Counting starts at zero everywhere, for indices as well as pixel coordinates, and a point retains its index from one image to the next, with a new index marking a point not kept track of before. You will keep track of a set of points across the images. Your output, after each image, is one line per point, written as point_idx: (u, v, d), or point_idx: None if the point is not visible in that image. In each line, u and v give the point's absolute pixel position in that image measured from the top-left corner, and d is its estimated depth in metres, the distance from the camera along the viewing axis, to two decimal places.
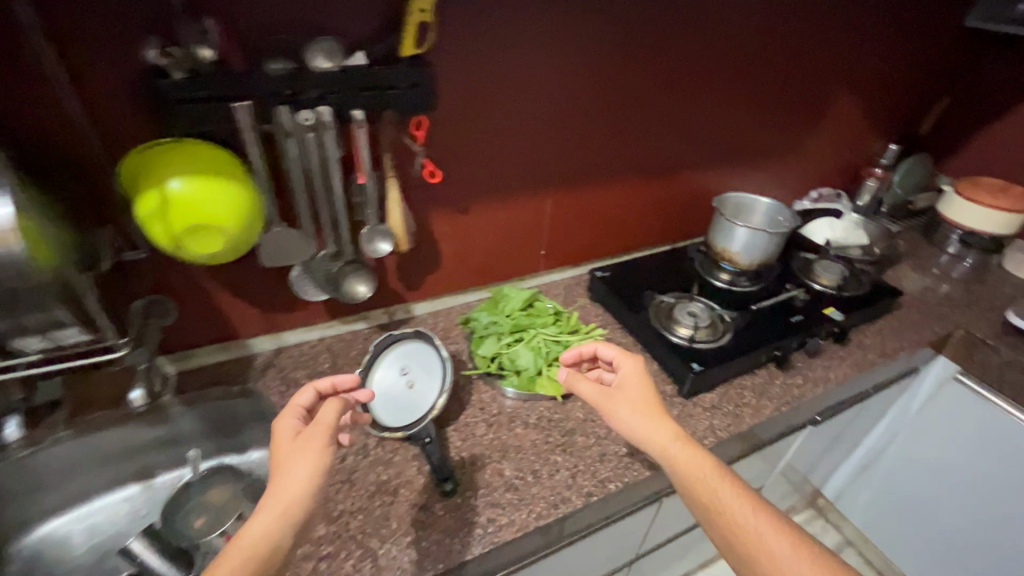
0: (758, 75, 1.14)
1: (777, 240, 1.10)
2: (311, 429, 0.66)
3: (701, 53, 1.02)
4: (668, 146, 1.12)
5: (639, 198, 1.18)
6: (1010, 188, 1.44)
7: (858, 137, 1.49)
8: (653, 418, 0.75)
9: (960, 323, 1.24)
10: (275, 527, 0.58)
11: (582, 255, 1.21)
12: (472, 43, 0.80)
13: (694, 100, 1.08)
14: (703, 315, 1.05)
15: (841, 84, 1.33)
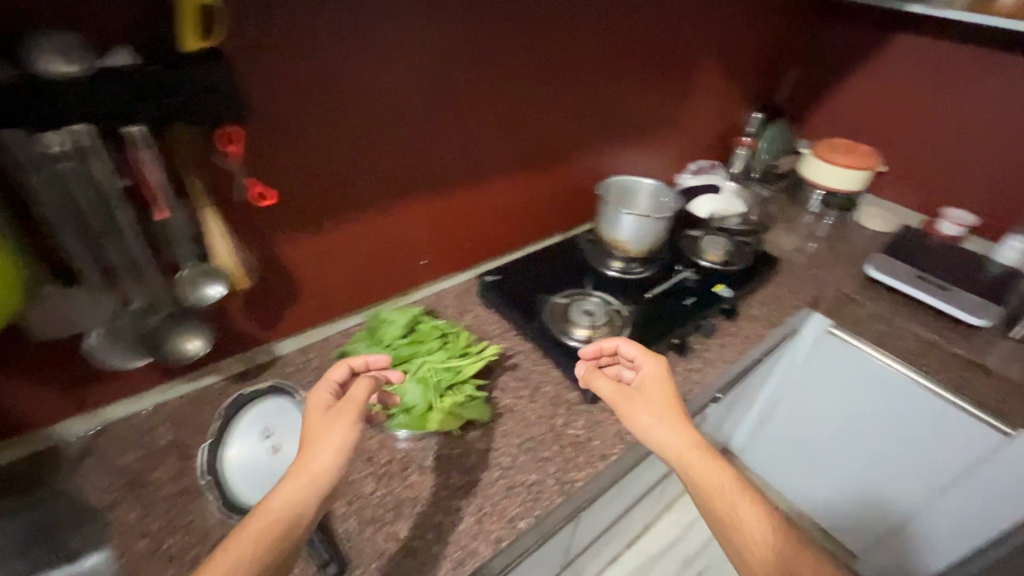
0: (623, 51, 1.10)
1: (663, 225, 1.07)
2: (343, 405, 0.64)
3: (562, 31, 0.96)
4: (544, 132, 1.06)
5: (523, 190, 1.10)
6: (857, 148, 1.56)
7: (726, 109, 1.54)
8: (672, 425, 0.75)
9: (829, 281, 1.33)
10: (299, 499, 0.56)
11: (472, 259, 1.12)
12: (293, 28, 0.66)
13: (563, 82, 1.02)
14: (599, 313, 1.01)
15: (704, 56, 1.34)
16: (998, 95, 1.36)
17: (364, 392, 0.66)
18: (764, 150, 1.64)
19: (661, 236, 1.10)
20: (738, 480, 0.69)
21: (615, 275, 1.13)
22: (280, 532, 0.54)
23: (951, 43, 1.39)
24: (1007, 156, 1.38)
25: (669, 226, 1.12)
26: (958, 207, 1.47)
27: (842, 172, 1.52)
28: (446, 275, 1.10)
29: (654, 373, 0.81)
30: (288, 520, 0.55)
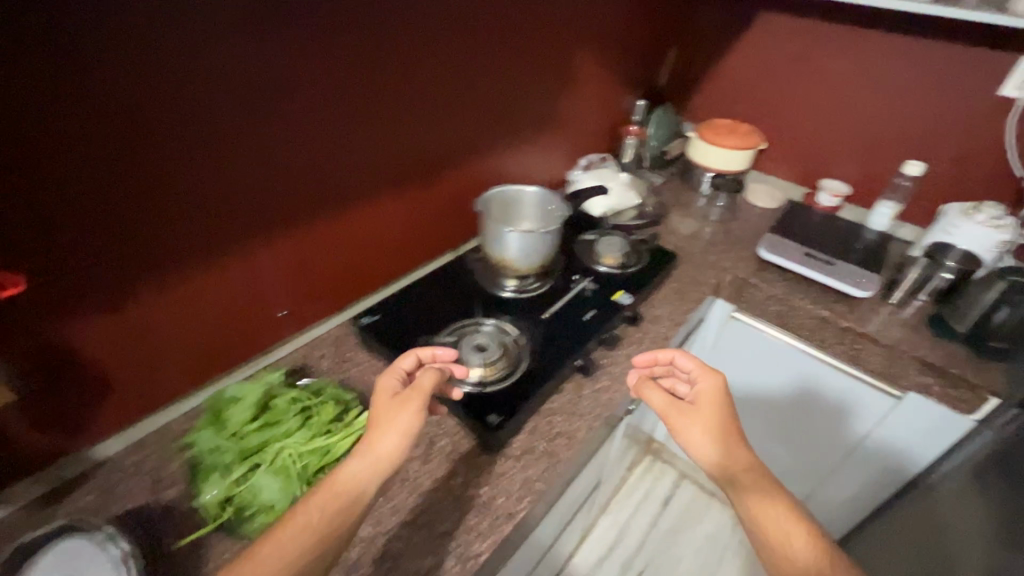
0: (483, 57, 1.01)
1: (550, 238, 0.99)
2: (409, 393, 0.71)
3: (410, 34, 0.85)
4: (408, 149, 0.95)
5: (395, 214, 1.00)
6: (738, 128, 1.58)
7: (611, 98, 1.49)
8: (718, 443, 0.81)
9: (727, 266, 1.32)
10: (362, 478, 0.63)
11: (346, 296, 1.00)
12: (19, 57, 0.51)
13: (421, 91, 0.92)
14: (493, 345, 0.90)
15: (577, 48, 1.27)
16: (855, 68, 1.41)
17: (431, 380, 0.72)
18: (653, 137, 1.61)
19: (551, 248, 1.02)
20: (782, 510, 0.74)
21: (509, 295, 1.04)
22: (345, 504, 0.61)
23: (810, 19, 1.43)
24: (869, 126, 1.45)
25: (558, 236, 1.04)
26: (833, 178, 1.53)
27: (727, 153, 1.53)
28: (315, 320, 0.98)
29: (707, 390, 0.87)
30: (354, 495, 0.62)
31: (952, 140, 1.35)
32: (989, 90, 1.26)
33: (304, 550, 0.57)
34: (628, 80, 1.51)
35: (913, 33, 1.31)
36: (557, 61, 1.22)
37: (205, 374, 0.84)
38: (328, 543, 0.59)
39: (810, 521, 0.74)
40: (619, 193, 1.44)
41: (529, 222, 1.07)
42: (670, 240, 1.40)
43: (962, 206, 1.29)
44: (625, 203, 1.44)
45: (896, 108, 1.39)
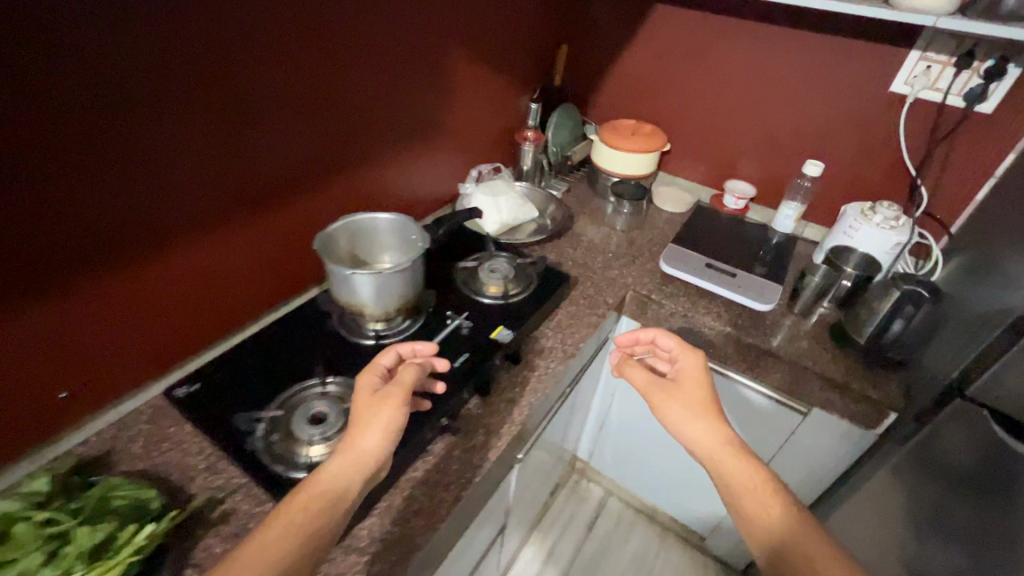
0: (327, 74, 0.89)
1: (408, 275, 0.86)
2: (387, 389, 0.72)
3: (227, 48, 0.73)
4: (248, 176, 0.84)
5: (244, 248, 0.89)
6: (640, 129, 1.48)
7: (502, 101, 1.36)
8: (700, 415, 0.87)
9: (628, 282, 1.24)
10: (345, 476, 0.65)
11: (181, 351, 0.87)
12: None
13: (255, 112, 0.80)
14: (331, 415, 0.75)
15: (449, 52, 1.14)
16: (751, 64, 1.34)
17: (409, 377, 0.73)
18: (553, 140, 1.49)
19: (414, 282, 0.89)
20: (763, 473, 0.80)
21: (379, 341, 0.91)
22: (329, 502, 0.63)
23: (704, 12, 1.35)
24: (768, 125, 1.39)
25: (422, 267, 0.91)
26: (738, 179, 1.47)
27: (629, 157, 1.44)
28: (130, 390, 0.82)
29: (689, 367, 0.94)
30: (336, 493, 0.64)
31: (848, 139, 1.31)
32: (880, 87, 1.22)
33: (294, 548, 0.59)
34: (520, 80, 1.39)
35: (805, 28, 1.25)
36: (430, 66, 1.11)
37: (9, 459, 0.72)
38: (315, 538, 0.61)
39: (780, 488, 0.80)
40: (514, 205, 1.31)
41: (389, 252, 0.93)
42: (571, 255, 1.30)
43: (860, 206, 1.25)
44: (521, 216, 1.31)
45: (794, 107, 1.34)
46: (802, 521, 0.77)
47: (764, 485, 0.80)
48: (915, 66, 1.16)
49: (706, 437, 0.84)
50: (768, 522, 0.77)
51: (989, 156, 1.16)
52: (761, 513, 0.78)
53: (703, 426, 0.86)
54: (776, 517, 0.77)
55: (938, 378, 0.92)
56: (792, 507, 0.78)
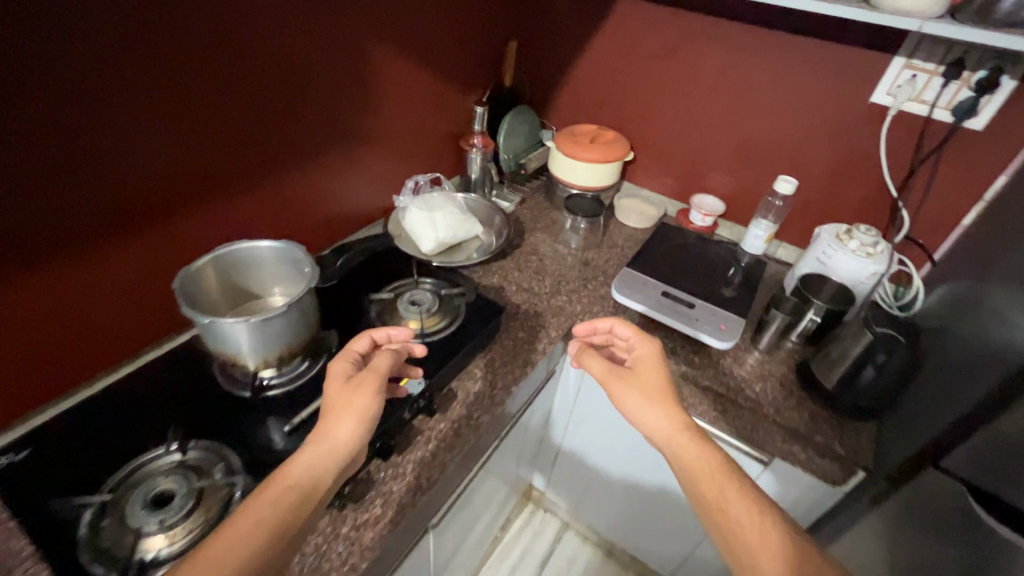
0: (215, 80, 0.76)
1: (294, 318, 0.73)
2: (364, 376, 0.72)
3: (111, 35, 0.63)
4: (147, 182, 0.74)
5: (147, 262, 0.79)
6: (600, 136, 1.35)
7: (445, 103, 1.23)
8: (659, 404, 0.78)
9: (578, 310, 1.11)
10: (316, 463, 0.64)
11: (12, 411, 0.71)
12: None
13: (152, 109, 0.70)
14: (174, 499, 0.61)
15: (375, 49, 1.00)
16: (721, 68, 1.21)
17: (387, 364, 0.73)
18: (504, 147, 1.34)
19: (303, 325, 0.76)
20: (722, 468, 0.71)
21: (271, 394, 0.77)
22: (299, 491, 0.62)
23: (669, 8, 1.21)
24: (739, 135, 1.27)
25: (314, 304, 0.77)
26: (707, 194, 1.35)
27: (587, 167, 1.31)
28: None
29: (645, 354, 0.85)
30: (308, 482, 0.63)
31: (824, 154, 1.18)
32: (860, 97, 1.10)
33: (265, 535, 0.58)
34: (466, 79, 1.25)
35: (779, 30, 1.12)
36: (363, 61, 0.99)
37: None
38: (286, 526, 0.59)
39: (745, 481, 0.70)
40: (453, 221, 1.17)
41: (280, 279, 0.80)
42: (515, 278, 1.17)
43: (836, 228, 1.12)
44: (461, 234, 1.18)
45: (767, 116, 1.21)
46: (763, 516, 0.67)
47: (728, 478, 0.70)
48: (899, 74, 1.03)
49: (670, 427, 0.76)
50: (734, 523, 0.67)
51: (978, 178, 1.04)
52: (719, 505, 0.69)
53: (664, 415, 0.77)
54: (745, 518, 0.67)
55: (913, 431, 0.79)
56: (759, 503, 0.68)
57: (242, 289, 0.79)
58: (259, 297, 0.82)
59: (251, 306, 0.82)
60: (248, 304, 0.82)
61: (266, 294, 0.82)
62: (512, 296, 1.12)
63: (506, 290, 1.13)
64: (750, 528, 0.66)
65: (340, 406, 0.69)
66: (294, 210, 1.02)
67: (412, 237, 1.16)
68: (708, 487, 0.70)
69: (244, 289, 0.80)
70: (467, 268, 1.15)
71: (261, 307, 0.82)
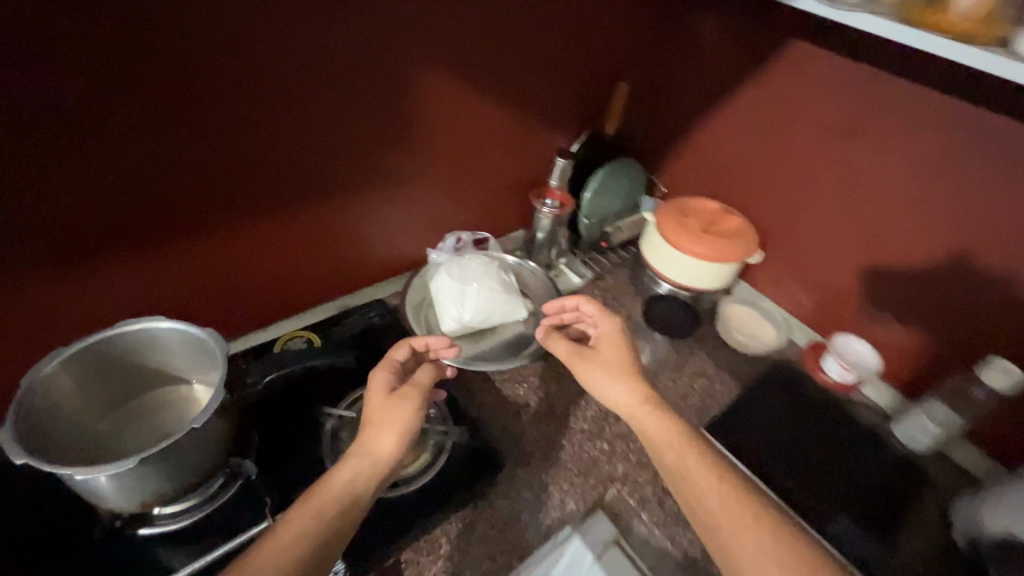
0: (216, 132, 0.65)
1: (188, 451, 0.53)
2: (407, 391, 0.69)
3: (85, 40, 0.53)
4: (133, 200, 0.64)
5: (135, 282, 0.71)
6: (720, 219, 0.99)
7: (516, 143, 0.95)
8: (622, 380, 0.69)
9: (617, 473, 0.79)
10: (360, 478, 0.62)
11: None
12: None
13: (139, 124, 0.60)
14: None
15: (422, 69, 0.76)
16: (934, 172, 0.77)
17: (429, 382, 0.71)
18: (587, 208, 1.03)
19: (182, 471, 0.54)
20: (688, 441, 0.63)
21: (144, 532, 0.59)
22: (338, 506, 0.60)
23: (872, 67, 0.79)
24: (934, 277, 0.82)
25: (213, 439, 0.55)
26: (855, 337, 0.93)
27: (692, 261, 0.95)
28: None
29: (609, 328, 0.74)
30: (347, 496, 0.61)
31: None
32: None
33: (306, 538, 0.56)
34: (551, 115, 0.95)
35: None
36: (416, 83, 0.77)
37: None
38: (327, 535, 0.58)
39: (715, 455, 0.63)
40: (492, 300, 0.89)
41: (197, 366, 0.57)
42: (548, 393, 0.87)
43: None
44: (497, 318, 0.90)
45: (994, 260, 0.76)
46: (737, 502, 0.58)
47: (695, 457, 0.62)
48: None
49: (631, 401, 0.68)
50: (711, 507, 0.59)
51: None
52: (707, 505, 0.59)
53: (628, 391, 0.68)
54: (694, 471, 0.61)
55: None
56: (744, 498, 0.59)
57: (146, 372, 0.57)
58: (171, 384, 0.59)
59: (158, 395, 0.59)
60: (156, 393, 0.59)
61: (181, 380, 0.60)
62: (533, 428, 0.82)
63: (526, 414, 0.84)
64: (731, 524, 0.57)
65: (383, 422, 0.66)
66: (321, 251, 0.85)
67: (435, 309, 0.91)
68: (673, 456, 0.63)
69: (150, 373, 0.58)
70: (487, 369, 0.86)
71: (173, 397, 0.60)
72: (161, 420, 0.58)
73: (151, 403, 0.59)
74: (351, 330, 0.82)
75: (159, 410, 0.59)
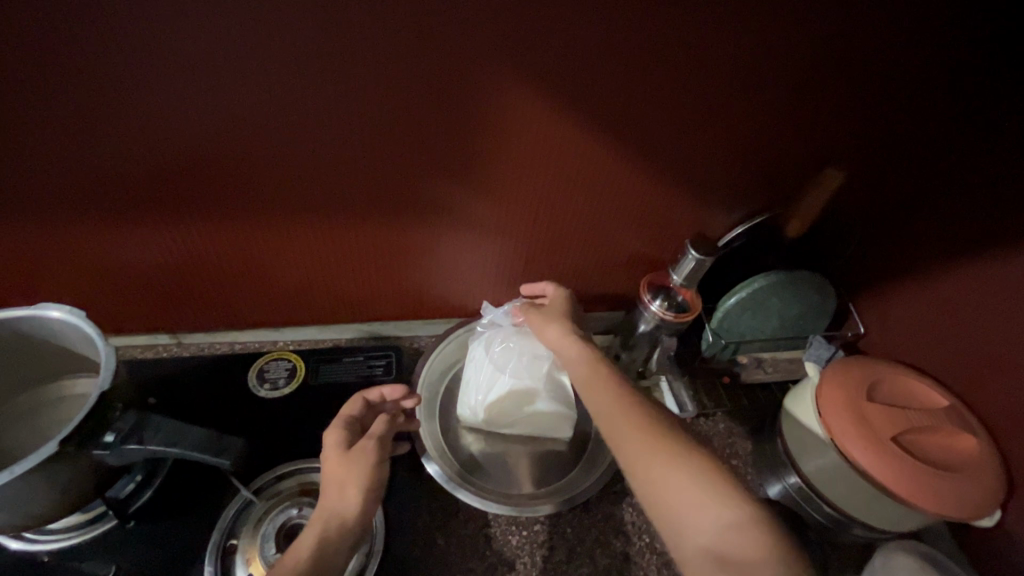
0: (244, 135, 0.54)
1: (33, 500, 0.42)
2: (362, 445, 0.53)
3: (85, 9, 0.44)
4: (122, 170, 0.56)
5: (143, 259, 0.65)
6: (931, 416, 0.59)
7: (640, 211, 0.68)
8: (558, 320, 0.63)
9: None
10: (326, 552, 0.47)
11: None
12: None
13: (123, 91, 0.49)
14: None
15: (516, 95, 0.55)
16: None
17: (389, 431, 0.55)
18: (718, 325, 0.72)
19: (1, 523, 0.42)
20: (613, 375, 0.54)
21: (9, 544, 0.50)
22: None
23: None
24: None
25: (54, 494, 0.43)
26: None
27: (843, 469, 0.60)
28: None
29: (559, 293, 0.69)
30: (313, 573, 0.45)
31: None
32: None
33: None
34: (699, 182, 0.65)
35: None
36: (493, 98, 0.55)
37: None
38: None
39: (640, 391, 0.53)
40: (525, 405, 0.66)
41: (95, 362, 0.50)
42: (547, 562, 0.61)
43: None
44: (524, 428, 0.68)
45: None
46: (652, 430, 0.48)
47: (599, 382, 0.54)
48: None
49: (554, 333, 0.62)
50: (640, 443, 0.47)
51: None
52: (615, 420, 0.49)
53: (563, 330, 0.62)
54: (595, 406, 0.52)
55: None
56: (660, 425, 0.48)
57: (52, 356, 0.51)
58: (80, 374, 0.52)
59: (64, 383, 0.53)
60: (64, 379, 0.53)
61: (91, 372, 0.52)
62: None
63: None
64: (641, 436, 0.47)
65: (338, 482, 0.51)
66: (354, 270, 0.71)
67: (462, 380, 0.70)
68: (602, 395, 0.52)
69: (57, 358, 0.51)
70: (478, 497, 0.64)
71: (76, 393, 0.52)
72: (57, 412, 0.51)
73: (53, 393, 0.52)
74: (341, 379, 0.66)
75: (59, 402, 0.52)
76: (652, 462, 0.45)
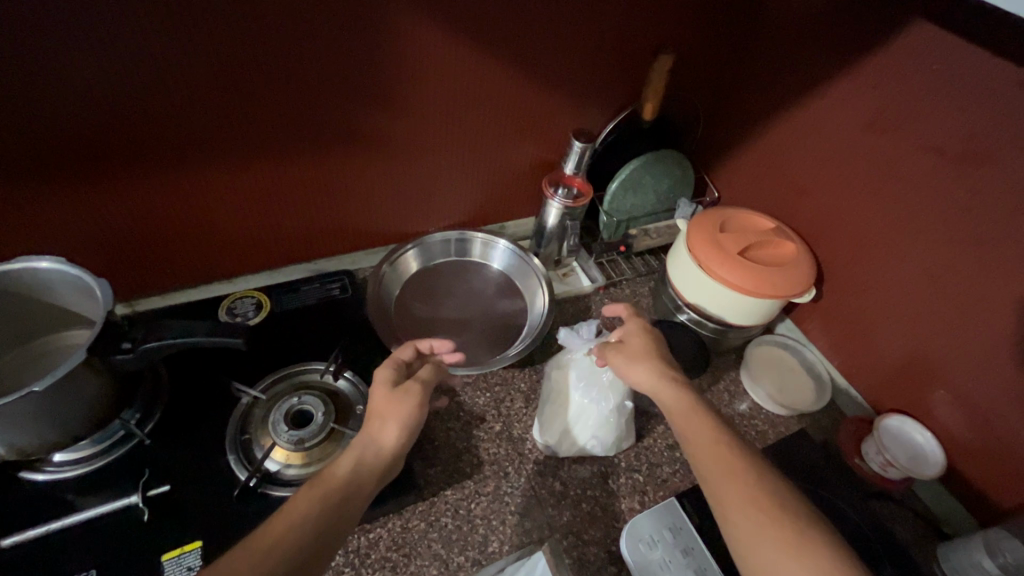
0: (193, 96, 0.61)
1: (68, 406, 0.50)
2: (409, 386, 0.60)
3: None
4: (70, 141, 0.60)
5: (97, 231, 0.69)
6: (777, 245, 0.79)
7: (536, 122, 0.83)
8: (644, 365, 0.63)
9: (560, 522, 0.67)
10: (361, 470, 0.53)
11: None
12: None
13: (56, 54, 0.53)
14: None
15: (423, 36, 0.67)
16: None
17: (431, 378, 0.63)
18: (606, 207, 0.89)
19: (39, 431, 0.49)
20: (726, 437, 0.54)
21: (35, 477, 0.55)
22: (340, 488, 0.51)
23: (1017, 68, 0.55)
24: None
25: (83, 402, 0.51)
26: (918, 425, 0.73)
27: (720, 291, 0.78)
28: None
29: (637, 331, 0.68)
30: (351, 479, 0.52)
31: None
32: None
33: (312, 518, 0.48)
34: (574, 89, 0.81)
35: None
36: (405, 41, 0.66)
37: None
38: (331, 526, 0.48)
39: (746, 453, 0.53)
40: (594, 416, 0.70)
41: (85, 309, 0.56)
42: (512, 408, 0.76)
43: None
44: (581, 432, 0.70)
45: None
46: (747, 503, 0.49)
47: (722, 452, 0.53)
48: None
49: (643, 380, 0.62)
50: (764, 537, 0.46)
51: None
52: (727, 496, 0.50)
53: (649, 373, 0.62)
54: (722, 487, 0.50)
55: None
56: (758, 495, 0.49)
57: (39, 309, 0.56)
58: (68, 325, 0.58)
59: (54, 335, 0.58)
60: (55, 333, 0.58)
61: (79, 323, 0.58)
62: (481, 449, 0.71)
63: (479, 431, 0.73)
64: (729, 505, 0.49)
65: (381, 415, 0.58)
66: (301, 213, 0.79)
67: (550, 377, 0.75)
68: (716, 473, 0.51)
69: (43, 310, 0.56)
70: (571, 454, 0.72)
71: (70, 342, 0.58)
72: (54, 359, 0.57)
73: (45, 346, 0.58)
74: (303, 303, 0.75)
75: (54, 353, 0.57)
76: (771, 552, 0.46)
